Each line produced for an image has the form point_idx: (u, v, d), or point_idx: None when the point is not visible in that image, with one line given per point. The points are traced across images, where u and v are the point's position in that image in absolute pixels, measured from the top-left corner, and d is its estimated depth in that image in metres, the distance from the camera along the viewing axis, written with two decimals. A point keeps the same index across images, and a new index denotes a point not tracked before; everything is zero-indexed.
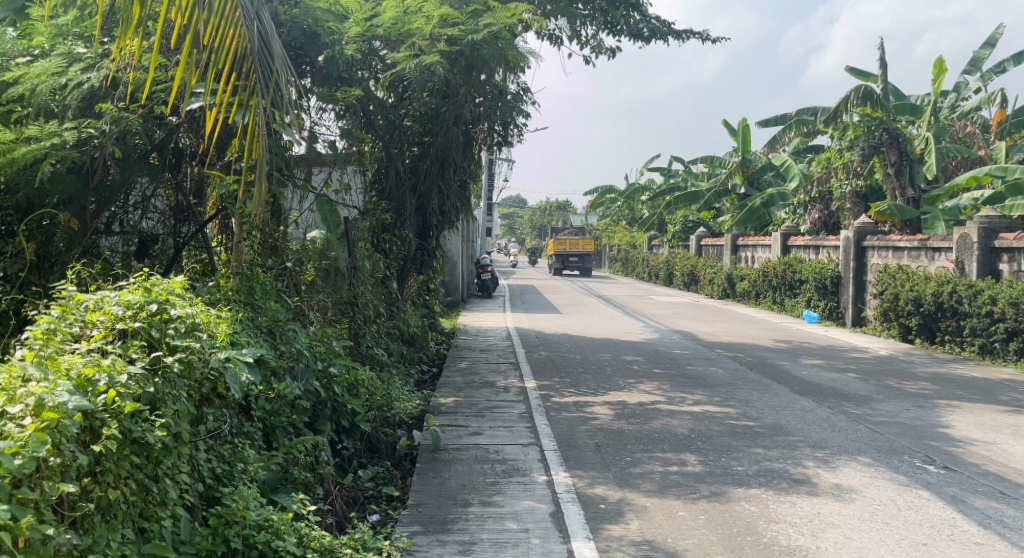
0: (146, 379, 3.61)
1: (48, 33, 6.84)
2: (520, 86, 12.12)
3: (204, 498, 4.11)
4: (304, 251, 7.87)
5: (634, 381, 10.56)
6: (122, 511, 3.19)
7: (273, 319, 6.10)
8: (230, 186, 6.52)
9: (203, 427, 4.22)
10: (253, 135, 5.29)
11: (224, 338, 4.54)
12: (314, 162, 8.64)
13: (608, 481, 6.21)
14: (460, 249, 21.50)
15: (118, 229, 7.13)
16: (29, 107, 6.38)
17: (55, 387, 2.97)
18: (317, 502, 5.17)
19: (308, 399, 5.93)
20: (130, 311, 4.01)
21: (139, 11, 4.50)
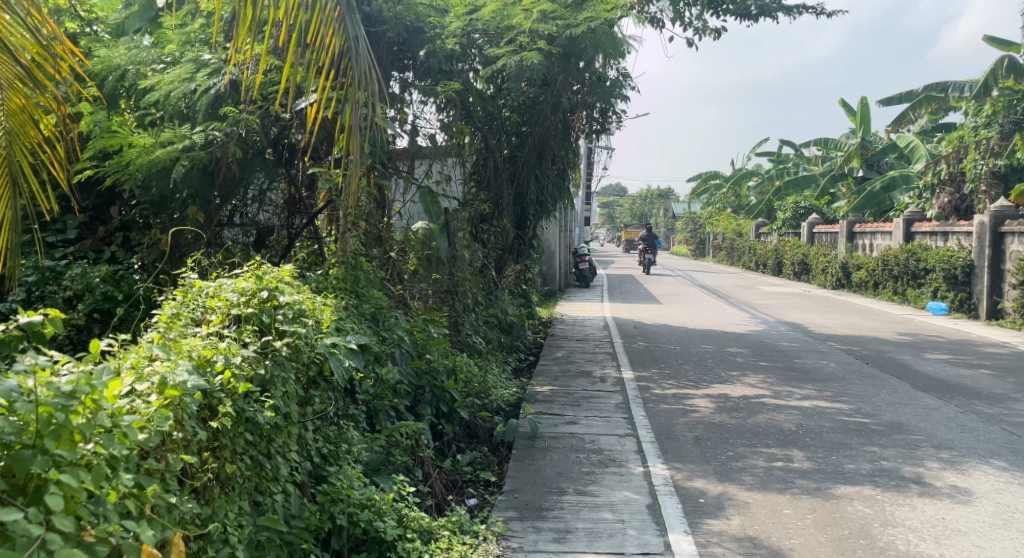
0: (259, 361, 3.85)
1: (178, 41, 7.30)
2: (622, 71, 12.08)
3: (313, 476, 4.37)
4: (406, 241, 8.10)
5: (739, 374, 10.29)
6: (238, 485, 3.45)
7: (377, 306, 6.34)
8: (335, 182, 6.95)
9: (312, 408, 4.46)
10: (350, 130, 5.57)
11: (330, 324, 4.76)
12: (415, 154, 8.85)
13: (708, 475, 6.11)
14: (558, 238, 21.60)
15: (239, 222, 7.67)
16: (163, 111, 6.92)
17: (176, 367, 3.20)
18: (416, 484, 5.37)
19: (408, 383, 6.18)
20: (244, 297, 4.30)
21: (252, 14, 4.75)
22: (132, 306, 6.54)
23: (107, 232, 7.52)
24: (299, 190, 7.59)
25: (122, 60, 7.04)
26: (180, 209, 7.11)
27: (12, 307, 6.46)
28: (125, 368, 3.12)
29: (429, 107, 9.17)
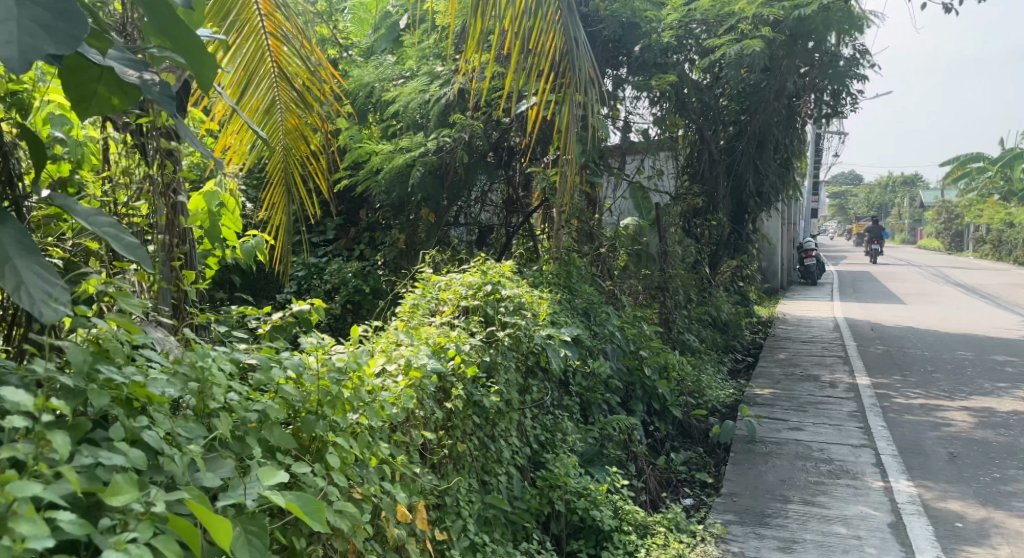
0: (484, 349, 4.17)
1: (416, 56, 7.95)
2: (858, 50, 11.15)
3: (532, 462, 4.63)
4: (617, 237, 8.19)
5: (1004, 386, 9.08)
6: (468, 463, 3.77)
7: (589, 301, 6.52)
8: (551, 180, 7.15)
9: (530, 396, 4.75)
10: (567, 131, 5.76)
11: (546, 316, 5.00)
12: (627, 150, 8.91)
13: (963, 497, 5.52)
14: (781, 232, 20.43)
15: (464, 221, 8.25)
16: (403, 122, 7.67)
17: (417, 351, 3.58)
18: (631, 478, 5.47)
19: (620, 378, 6.29)
20: (471, 290, 4.67)
21: (480, 25, 4.98)
22: (375, 299, 7.46)
23: (356, 232, 8.57)
24: (517, 190, 7.96)
25: (370, 78, 7.94)
26: (415, 211, 7.85)
27: (282, 299, 7.55)
28: (377, 350, 3.55)
29: (643, 102, 9.17)
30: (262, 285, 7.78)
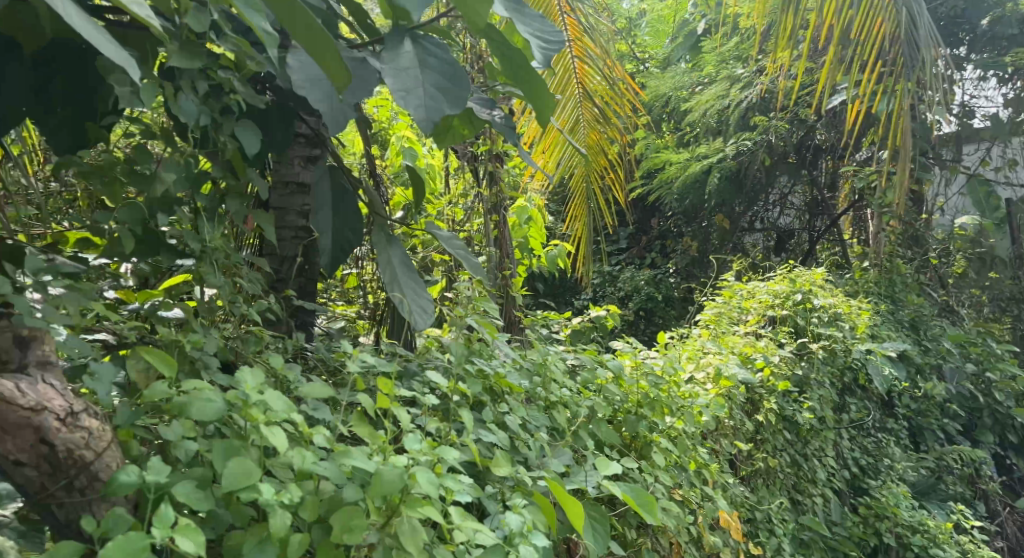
0: (796, 363, 4.00)
1: (714, 61, 7.42)
2: None
3: (852, 487, 4.30)
4: (950, 239, 7.24)
5: None
6: (779, 480, 3.60)
7: (917, 312, 5.81)
8: (869, 178, 6.25)
9: (847, 416, 4.46)
10: (895, 124, 5.05)
11: (866, 328, 4.54)
12: (967, 139, 7.56)
13: None
14: None
15: (760, 226, 7.85)
16: (700, 128, 7.41)
17: (726, 360, 3.51)
18: (979, 519, 4.75)
19: (959, 402, 5.51)
20: (779, 299, 4.47)
21: (790, 23, 4.52)
22: (669, 305, 7.91)
23: (648, 240, 8.68)
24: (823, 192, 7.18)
25: (666, 88, 7.90)
26: (710, 218, 7.79)
27: (580, 304, 7.92)
28: (685, 358, 3.56)
29: (993, 81, 7.58)
30: (563, 291, 8.23)
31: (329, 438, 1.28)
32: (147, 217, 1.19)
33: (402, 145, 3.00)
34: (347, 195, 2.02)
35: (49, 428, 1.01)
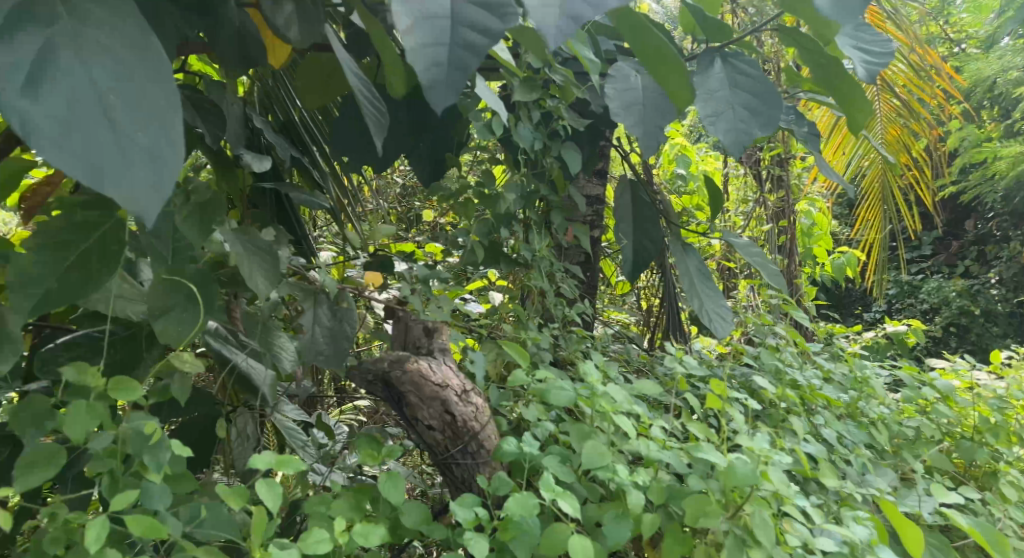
0: None
1: None
2: None
3: None
4: None
5: None
6: None
7: None
8: None
9: None
10: None
11: None
12: None
13: None
14: None
15: None
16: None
17: None
18: None
19: None
20: None
21: None
22: (988, 323, 6.61)
23: (960, 247, 7.45)
24: None
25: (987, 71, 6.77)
26: None
27: (874, 317, 7.02)
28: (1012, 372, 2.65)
29: None
30: (850, 301, 7.32)
31: (660, 430, 0.96)
32: (493, 231, 1.28)
33: (675, 153, 2.18)
34: (652, 210, 1.46)
35: (452, 401, 0.84)
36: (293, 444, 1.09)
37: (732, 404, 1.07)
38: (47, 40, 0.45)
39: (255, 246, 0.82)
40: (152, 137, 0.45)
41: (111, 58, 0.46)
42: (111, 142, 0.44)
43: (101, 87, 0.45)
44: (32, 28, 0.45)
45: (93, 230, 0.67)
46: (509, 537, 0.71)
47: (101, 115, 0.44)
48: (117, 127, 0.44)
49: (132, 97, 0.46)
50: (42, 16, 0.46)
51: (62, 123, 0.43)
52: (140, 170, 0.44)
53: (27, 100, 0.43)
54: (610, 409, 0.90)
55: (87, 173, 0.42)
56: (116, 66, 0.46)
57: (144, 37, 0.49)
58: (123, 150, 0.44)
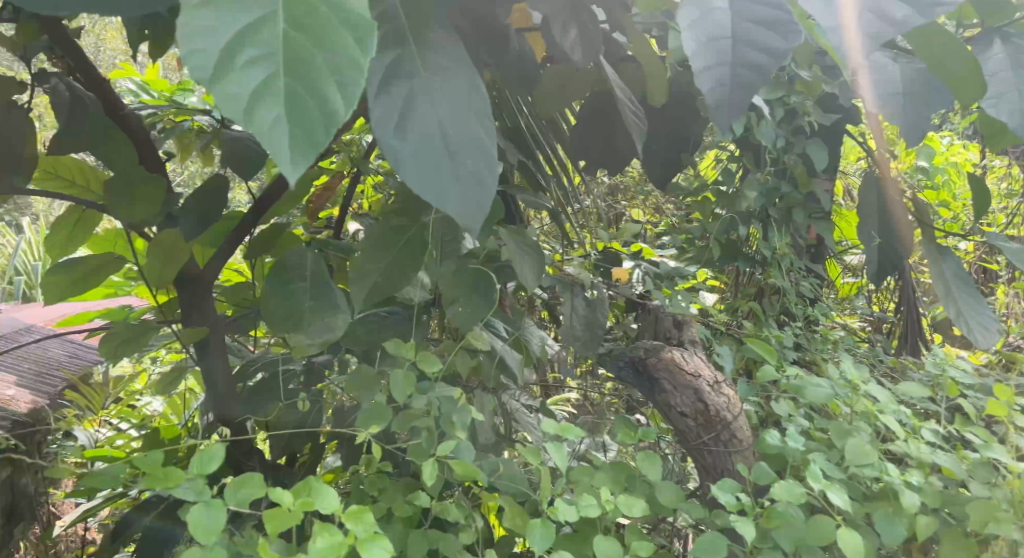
0: None
1: None
2: None
3: None
4: None
5: None
6: None
7: None
8: None
9: None
10: None
11: None
12: None
13: None
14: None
15: None
16: None
17: None
18: None
19: None
20: None
21: None
22: None
23: None
24: None
25: None
26: None
27: None
28: None
29: None
30: None
31: (927, 434, 0.92)
32: (731, 229, 1.29)
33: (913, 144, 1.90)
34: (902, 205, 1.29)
35: (704, 390, 0.89)
36: (525, 427, 1.11)
37: (1019, 412, 0.99)
38: (401, 80, 0.49)
39: (527, 244, 0.87)
40: (479, 160, 0.47)
41: (444, 92, 0.49)
42: (446, 169, 0.46)
43: (444, 120, 0.48)
44: (393, 71, 0.50)
45: (406, 231, 0.80)
46: (773, 525, 0.74)
47: (440, 144, 0.47)
48: (454, 157, 0.47)
49: (462, 123, 0.48)
50: (397, 65, 0.50)
51: (415, 151, 0.46)
52: (470, 192, 0.46)
53: (394, 135, 0.47)
54: (871, 408, 0.89)
55: (431, 196, 0.45)
56: (452, 100, 0.49)
57: (472, 76, 0.51)
58: (458, 175, 0.46)
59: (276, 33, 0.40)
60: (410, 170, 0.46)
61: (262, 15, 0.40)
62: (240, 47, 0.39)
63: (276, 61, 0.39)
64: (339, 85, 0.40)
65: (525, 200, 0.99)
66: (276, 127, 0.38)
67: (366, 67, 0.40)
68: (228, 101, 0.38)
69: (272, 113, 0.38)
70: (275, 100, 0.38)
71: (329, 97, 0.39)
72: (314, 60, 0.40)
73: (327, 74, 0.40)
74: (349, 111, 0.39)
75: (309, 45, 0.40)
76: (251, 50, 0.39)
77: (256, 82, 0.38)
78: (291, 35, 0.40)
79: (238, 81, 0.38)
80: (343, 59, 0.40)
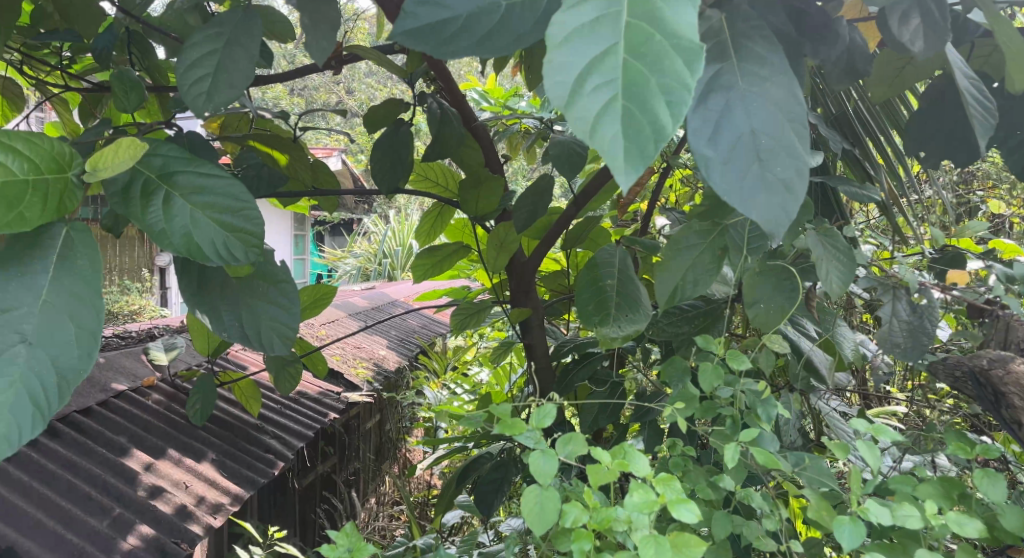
0: None
1: None
2: None
3: None
4: None
5: None
6: None
7: None
8: None
9: None
10: None
11: None
12: None
13: None
14: None
15: None
16: None
17: None
18: None
19: None
20: None
21: None
22: None
23: None
24: None
25: None
26: None
27: None
28: None
29: None
30: None
31: None
32: None
33: None
34: None
35: None
36: (837, 432, 1.05)
37: None
38: (720, 91, 0.49)
39: (835, 247, 0.81)
40: (788, 167, 0.46)
41: (764, 102, 0.49)
42: (753, 174, 0.46)
43: (758, 129, 0.47)
44: (712, 83, 0.49)
45: (710, 234, 0.81)
46: None
47: (752, 150, 0.46)
48: (764, 164, 0.46)
49: (777, 131, 0.47)
50: (717, 77, 0.50)
51: (730, 160, 0.46)
52: (777, 199, 0.45)
53: (709, 143, 0.47)
54: None
55: (738, 202, 0.45)
56: (769, 106, 0.48)
57: (790, 82, 0.50)
58: (767, 181, 0.46)
59: (616, 63, 0.41)
60: (718, 176, 0.46)
61: (607, 47, 0.42)
62: (587, 75, 0.41)
63: (617, 85, 0.41)
64: (670, 106, 0.41)
65: (848, 192, 0.93)
66: (614, 143, 0.40)
67: (693, 85, 0.41)
68: (576, 124, 0.40)
69: (611, 132, 0.40)
70: (613, 119, 0.40)
71: (658, 113, 0.41)
72: (647, 83, 0.41)
73: (657, 93, 0.41)
74: (676, 127, 0.40)
75: (643, 67, 0.41)
76: (595, 76, 0.41)
77: (598, 106, 0.40)
78: (630, 62, 0.42)
79: (584, 105, 0.40)
80: (672, 79, 0.41)
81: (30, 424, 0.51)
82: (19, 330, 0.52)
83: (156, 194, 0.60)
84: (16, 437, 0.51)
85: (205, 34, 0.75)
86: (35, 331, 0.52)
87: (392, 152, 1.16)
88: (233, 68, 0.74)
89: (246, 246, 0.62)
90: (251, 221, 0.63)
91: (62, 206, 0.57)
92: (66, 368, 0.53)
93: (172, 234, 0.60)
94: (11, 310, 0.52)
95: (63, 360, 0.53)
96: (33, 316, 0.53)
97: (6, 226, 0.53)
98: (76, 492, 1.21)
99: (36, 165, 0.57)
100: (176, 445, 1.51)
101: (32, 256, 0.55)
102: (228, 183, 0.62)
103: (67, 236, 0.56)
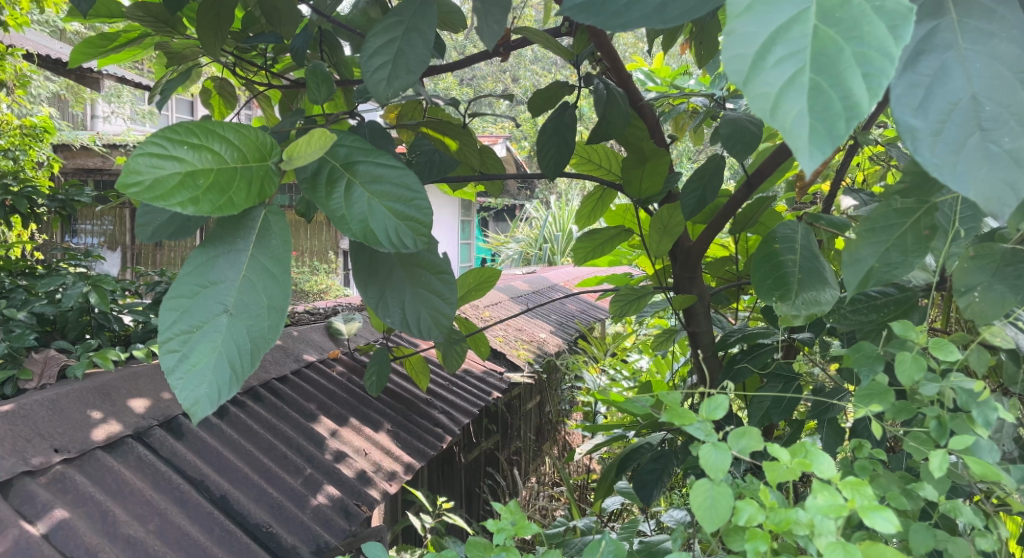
0: None
1: None
2: None
3: None
4: None
5: None
6: None
7: None
8: None
9: None
10: None
11: None
12: None
13: None
14: None
15: None
16: None
17: None
18: None
19: None
20: None
21: None
22: None
23: None
24: None
25: None
26: None
27: None
28: None
29: None
30: None
31: None
32: None
33: None
34: None
35: None
36: None
37: None
38: (934, 50, 0.43)
39: None
40: (1017, 138, 0.41)
41: (990, 61, 0.43)
42: (970, 145, 0.41)
43: (979, 94, 0.42)
44: (924, 42, 0.44)
45: (913, 214, 0.73)
46: None
47: (971, 119, 0.41)
48: (986, 134, 0.41)
49: (1003, 95, 0.42)
50: (932, 36, 0.44)
51: (942, 131, 0.41)
52: (1000, 173, 0.40)
53: (917, 114, 0.42)
54: None
55: (954, 178, 0.40)
56: (994, 67, 0.43)
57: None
58: (986, 153, 0.41)
59: (805, 30, 0.38)
60: (927, 150, 0.41)
61: (798, 12, 0.39)
62: (771, 46, 0.38)
63: (806, 56, 0.37)
64: (866, 76, 0.37)
65: None
66: (800, 119, 0.36)
67: (896, 56, 0.38)
68: (757, 100, 0.36)
69: (798, 106, 0.36)
70: (800, 92, 0.36)
71: (853, 87, 0.37)
72: (841, 51, 0.38)
73: (852, 63, 0.37)
74: (872, 101, 0.36)
75: (836, 36, 0.38)
76: (779, 47, 0.37)
77: (785, 78, 0.37)
78: (822, 29, 0.38)
79: (768, 78, 0.37)
80: (871, 50, 0.38)
81: (229, 384, 0.54)
82: (223, 301, 0.56)
83: (339, 181, 0.62)
84: (217, 396, 0.54)
85: (385, 25, 0.78)
86: (235, 303, 0.56)
87: (559, 137, 1.15)
88: (411, 56, 0.77)
89: (415, 234, 0.62)
90: (423, 210, 0.63)
91: (263, 191, 0.60)
92: (258, 335, 0.56)
93: (351, 220, 0.61)
94: (220, 283, 0.57)
95: (256, 329, 0.56)
96: (235, 290, 0.57)
97: (218, 210, 0.56)
98: (274, 450, 1.34)
99: (245, 155, 0.59)
100: (356, 414, 1.62)
101: (235, 234, 0.59)
102: (403, 173, 0.64)
103: (266, 218, 0.59)
